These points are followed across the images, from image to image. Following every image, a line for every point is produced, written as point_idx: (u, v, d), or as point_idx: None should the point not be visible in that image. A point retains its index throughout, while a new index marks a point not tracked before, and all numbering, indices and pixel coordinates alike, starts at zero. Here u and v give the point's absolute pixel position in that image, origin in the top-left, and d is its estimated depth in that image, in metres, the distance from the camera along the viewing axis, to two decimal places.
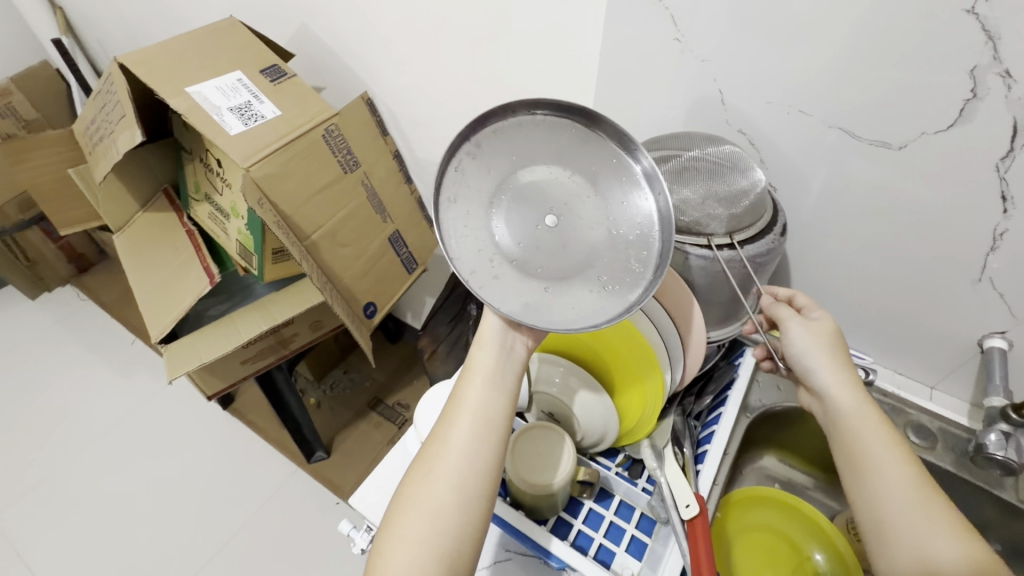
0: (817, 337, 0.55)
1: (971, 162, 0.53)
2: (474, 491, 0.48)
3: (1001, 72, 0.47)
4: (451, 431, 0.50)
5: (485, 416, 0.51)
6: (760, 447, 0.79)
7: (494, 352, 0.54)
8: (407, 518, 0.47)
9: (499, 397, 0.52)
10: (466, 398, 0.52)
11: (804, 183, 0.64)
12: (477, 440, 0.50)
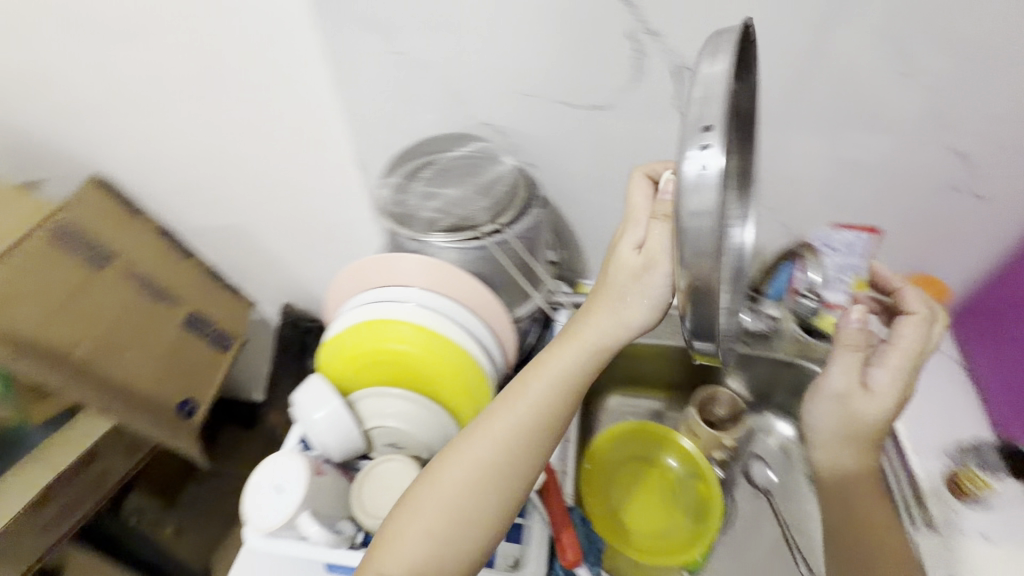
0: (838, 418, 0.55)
1: (661, 105, 0.64)
2: (496, 493, 0.50)
3: (650, 31, 0.58)
4: (492, 425, 0.51)
5: (529, 425, 0.51)
6: (607, 392, 0.87)
7: (563, 365, 0.51)
8: (414, 501, 0.50)
9: (540, 410, 0.51)
10: (521, 396, 0.51)
11: (553, 154, 0.71)
12: (510, 443, 0.50)
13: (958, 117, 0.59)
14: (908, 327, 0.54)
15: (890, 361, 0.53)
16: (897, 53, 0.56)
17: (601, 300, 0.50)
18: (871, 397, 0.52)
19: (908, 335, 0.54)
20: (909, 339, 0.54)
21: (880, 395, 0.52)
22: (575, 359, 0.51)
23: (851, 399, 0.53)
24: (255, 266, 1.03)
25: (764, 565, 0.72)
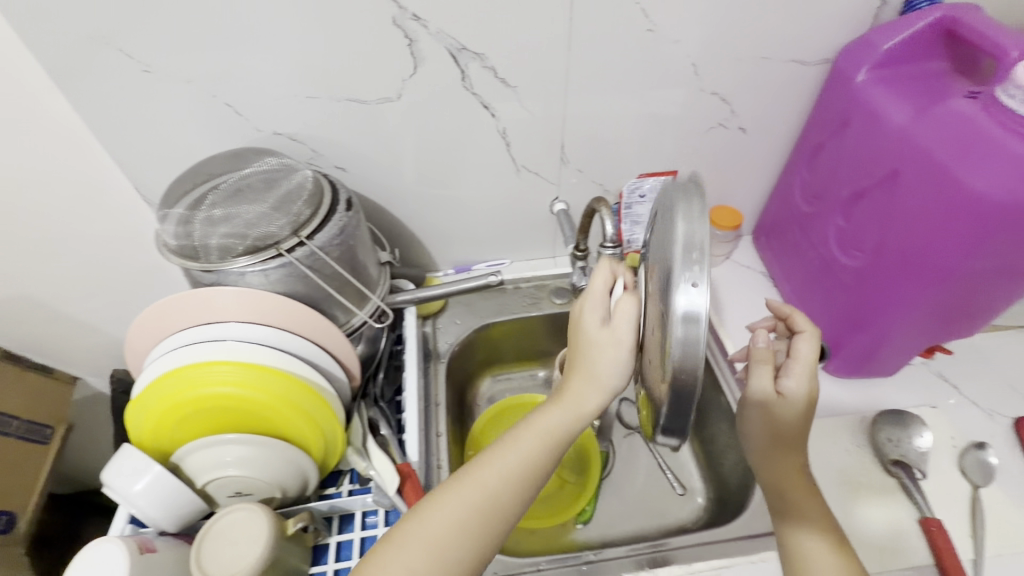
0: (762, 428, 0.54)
1: (448, 88, 0.65)
2: (472, 540, 0.47)
3: (412, 17, 0.57)
4: (484, 468, 0.50)
5: (518, 474, 0.50)
6: (478, 377, 0.88)
7: (563, 418, 0.51)
8: (402, 543, 0.46)
9: (535, 465, 0.50)
10: (518, 443, 0.50)
11: (359, 153, 0.70)
12: (502, 486, 0.49)
13: (706, 62, 0.67)
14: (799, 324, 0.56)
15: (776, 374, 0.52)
16: (641, 12, 0.61)
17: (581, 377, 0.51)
18: (785, 400, 0.51)
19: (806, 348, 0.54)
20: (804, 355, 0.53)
21: (793, 399, 0.51)
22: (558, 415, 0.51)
23: (771, 404, 0.52)
24: (57, 337, 0.88)
25: (645, 495, 0.78)
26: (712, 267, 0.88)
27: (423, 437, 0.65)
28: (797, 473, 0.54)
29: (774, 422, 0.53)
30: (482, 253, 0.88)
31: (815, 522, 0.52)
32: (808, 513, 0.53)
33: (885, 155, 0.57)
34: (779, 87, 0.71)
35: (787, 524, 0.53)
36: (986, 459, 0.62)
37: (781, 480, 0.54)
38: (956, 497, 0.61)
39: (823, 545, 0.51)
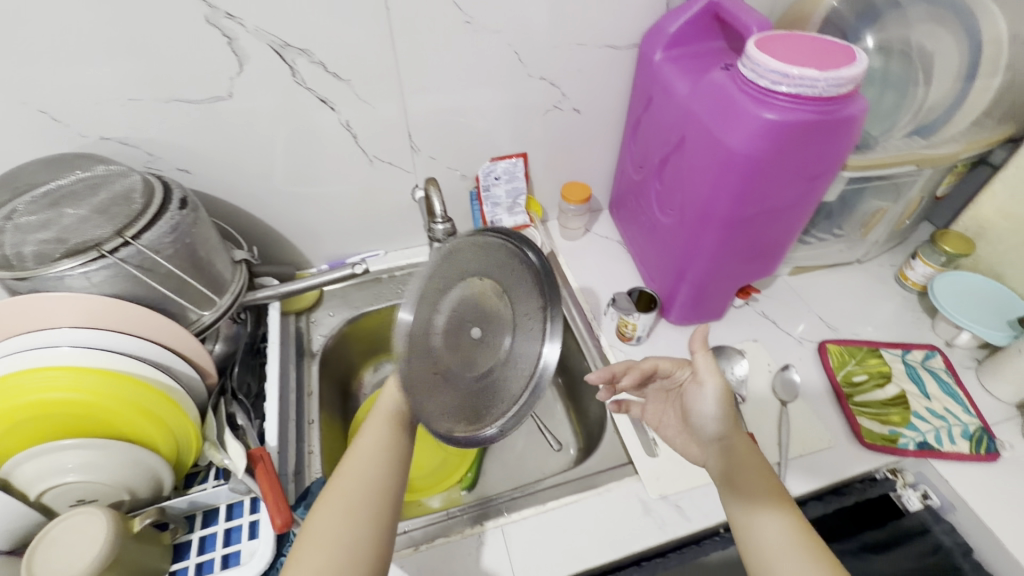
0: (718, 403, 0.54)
1: (280, 84, 0.67)
2: (377, 495, 0.52)
3: (226, 15, 0.59)
4: (360, 442, 0.56)
5: (387, 440, 0.56)
6: (360, 367, 0.91)
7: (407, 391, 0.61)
8: (310, 546, 0.48)
9: (389, 436, 0.56)
10: (373, 425, 0.57)
11: (201, 154, 0.70)
12: (373, 467, 0.54)
13: (528, 50, 0.73)
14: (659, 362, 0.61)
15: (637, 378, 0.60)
16: (454, 5, 0.66)
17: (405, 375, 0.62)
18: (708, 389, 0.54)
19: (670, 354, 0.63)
20: (677, 364, 0.60)
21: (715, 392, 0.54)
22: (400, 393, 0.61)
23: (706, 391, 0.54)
24: None
25: (526, 455, 0.83)
26: (574, 240, 0.96)
27: (286, 424, 0.67)
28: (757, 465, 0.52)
29: (712, 406, 0.56)
30: (353, 247, 0.90)
31: (768, 513, 0.49)
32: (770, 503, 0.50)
33: (678, 122, 0.65)
34: (599, 70, 0.78)
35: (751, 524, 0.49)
36: (790, 378, 0.74)
37: (749, 488, 0.51)
38: (767, 413, 0.70)
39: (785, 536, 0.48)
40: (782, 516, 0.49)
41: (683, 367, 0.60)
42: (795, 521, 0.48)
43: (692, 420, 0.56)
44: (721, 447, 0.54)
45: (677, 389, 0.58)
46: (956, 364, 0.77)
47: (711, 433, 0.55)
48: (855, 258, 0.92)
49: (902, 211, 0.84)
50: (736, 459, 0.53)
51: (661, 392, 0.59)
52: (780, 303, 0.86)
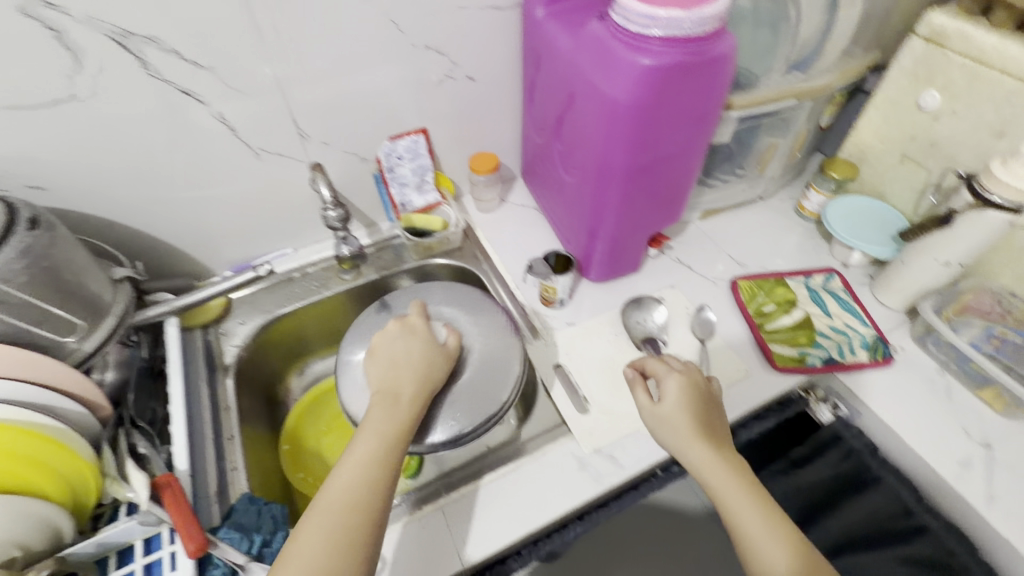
0: (679, 411, 0.57)
1: (132, 78, 0.60)
2: (357, 521, 0.49)
3: (44, 4, 0.52)
4: (338, 470, 0.53)
5: (367, 461, 0.53)
6: (286, 373, 0.87)
7: (382, 411, 0.57)
8: (292, 565, 0.46)
9: (379, 456, 0.54)
10: (361, 443, 0.54)
11: (53, 166, 0.62)
12: (365, 477, 0.52)
13: (406, 17, 0.69)
14: (655, 363, 0.62)
15: (646, 404, 0.59)
16: None
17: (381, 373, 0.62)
18: (658, 405, 0.58)
19: (672, 361, 0.63)
20: (672, 389, 0.58)
21: (666, 401, 0.58)
22: (399, 403, 0.58)
23: (653, 410, 0.58)
24: None
25: None
26: (489, 213, 0.94)
27: (202, 443, 0.64)
28: (751, 491, 0.52)
29: (707, 430, 0.56)
30: (257, 248, 0.85)
31: (759, 527, 0.50)
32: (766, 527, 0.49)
33: (566, 79, 0.65)
34: (486, 33, 0.76)
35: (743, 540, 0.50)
36: (706, 318, 0.77)
37: (736, 506, 0.51)
38: (688, 354, 0.73)
39: (778, 548, 0.48)
40: (781, 540, 0.48)
41: (679, 392, 0.58)
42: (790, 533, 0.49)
43: (691, 449, 0.55)
44: (705, 464, 0.54)
45: (670, 416, 0.57)
46: (853, 282, 0.83)
47: (690, 456, 0.55)
48: (760, 195, 0.96)
49: (790, 145, 0.87)
50: (720, 477, 0.53)
51: (655, 418, 0.58)
52: (693, 248, 0.89)
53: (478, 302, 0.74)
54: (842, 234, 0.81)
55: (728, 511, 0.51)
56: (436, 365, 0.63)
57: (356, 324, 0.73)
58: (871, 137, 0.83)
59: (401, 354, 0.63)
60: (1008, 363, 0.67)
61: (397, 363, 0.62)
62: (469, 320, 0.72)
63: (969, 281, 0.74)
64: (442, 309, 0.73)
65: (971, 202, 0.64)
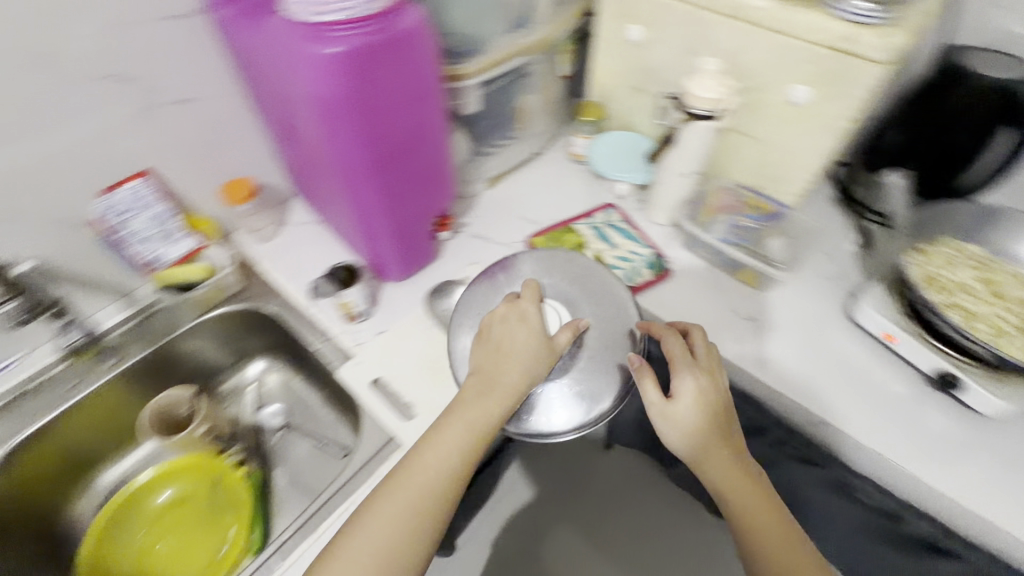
0: (698, 402, 0.56)
1: None
2: (420, 517, 0.53)
3: None
4: (411, 460, 0.56)
5: (446, 457, 0.55)
6: (66, 493, 0.76)
7: (490, 400, 0.56)
8: (341, 562, 0.51)
9: (461, 451, 0.55)
10: (450, 430, 0.55)
11: None
12: (434, 477, 0.54)
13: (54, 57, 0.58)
14: (673, 343, 0.60)
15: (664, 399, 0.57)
16: None
17: (501, 362, 0.57)
18: (676, 403, 0.56)
19: (698, 346, 0.61)
20: (688, 388, 0.57)
21: (682, 401, 0.56)
22: (495, 389, 0.56)
23: (665, 408, 0.56)
24: None
25: (306, 478, 0.78)
26: (272, 241, 0.85)
27: None
28: (745, 475, 0.57)
29: (726, 436, 0.57)
30: None
31: (769, 531, 0.54)
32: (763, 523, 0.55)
33: (278, 95, 0.61)
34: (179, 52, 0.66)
35: (751, 540, 0.55)
36: None
37: (754, 514, 0.55)
38: None
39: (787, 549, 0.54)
40: (785, 535, 0.54)
41: (694, 392, 0.56)
42: (790, 529, 0.55)
43: (709, 459, 0.56)
44: (725, 475, 0.56)
45: (685, 416, 0.56)
46: (628, 211, 0.90)
47: (708, 469, 0.56)
48: (538, 149, 0.99)
49: (538, 100, 0.90)
50: (739, 484, 0.56)
51: (666, 417, 0.56)
52: (488, 219, 0.90)
53: (582, 276, 0.65)
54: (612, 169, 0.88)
55: (730, 503, 0.56)
56: (538, 361, 0.57)
57: (473, 284, 0.67)
58: (607, 76, 0.89)
59: (511, 341, 0.58)
60: (748, 247, 0.77)
61: (500, 348, 0.58)
62: (586, 305, 0.63)
63: (708, 184, 0.84)
64: (540, 277, 0.66)
65: (684, 117, 0.72)
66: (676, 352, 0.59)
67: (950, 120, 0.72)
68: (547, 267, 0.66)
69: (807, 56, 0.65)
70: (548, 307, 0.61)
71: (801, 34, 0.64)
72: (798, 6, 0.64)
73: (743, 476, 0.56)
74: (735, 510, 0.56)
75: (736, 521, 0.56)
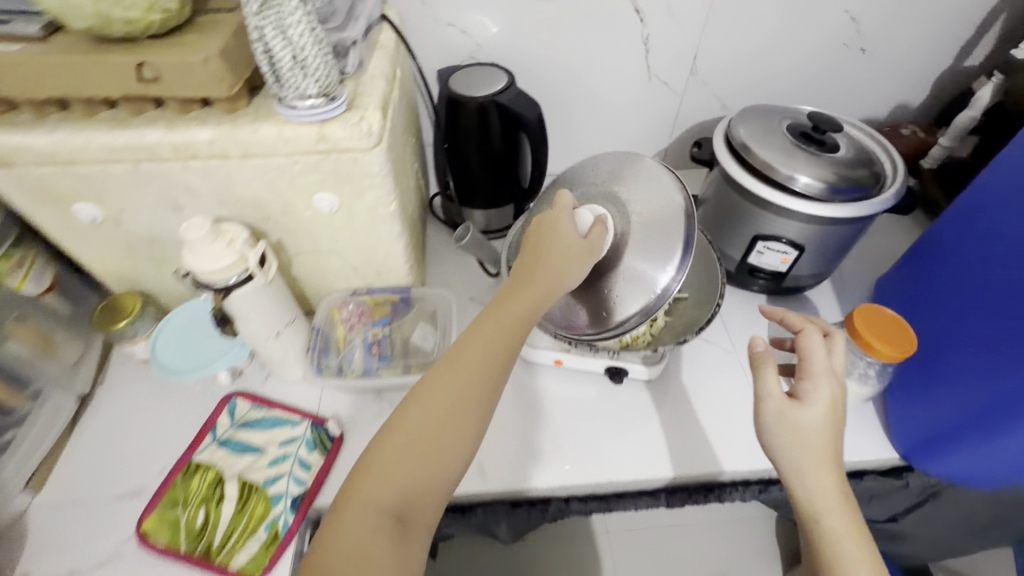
0: (830, 407, 0.53)
1: None
2: (436, 460, 0.42)
3: None
4: (430, 388, 0.44)
5: (475, 375, 0.45)
6: None
7: (526, 304, 0.47)
8: (373, 472, 0.42)
9: (495, 357, 0.45)
10: (477, 338, 0.46)
11: None
12: (468, 374, 0.44)
13: None
14: (812, 351, 0.55)
15: (787, 406, 0.53)
16: None
17: (534, 274, 0.49)
18: (803, 405, 0.53)
19: (833, 357, 0.56)
20: (822, 397, 0.53)
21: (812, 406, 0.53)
22: (525, 298, 0.48)
23: (791, 412, 0.53)
24: None
25: None
26: None
27: None
28: (838, 492, 0.51)
29: (836, 454, 0.53)
30: None
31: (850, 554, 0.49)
32: (850, 543, 0.49)
33: None
34: None
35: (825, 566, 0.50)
36: None
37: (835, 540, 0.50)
38: None
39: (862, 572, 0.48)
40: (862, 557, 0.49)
41: (827, 406, 0.53)
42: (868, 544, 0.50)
43: (804, 462, 0.52)
44: (828, 489, 0.51)
45: (807, 427, 0.53)
46: (255, 388, 0.69)
47: (809, 482, 0.51)
48: (89, 385, 0.68)
49: (22, 346, 0.59)
50: (821, 503, 0.51)
51: (782, 419, 0.53)
52: (59, 542, 0.57)
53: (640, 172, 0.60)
54: (201, 369, 0.64)
55: (818, 512, 0.51)
56: (572, 255, 0.50)
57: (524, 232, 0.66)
58: (107, 262, 0.63)
59: (546, 240, 0.51)
60: (397, 360, 0.68)
61: (535, 254, 0.50)
62: (628, 201, 0.58)
63: (318, 310, 0.70)
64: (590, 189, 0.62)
65: (210, 296, 0.54)
66: (806, 330, 0.58)
67: (481, 143, 0.73)
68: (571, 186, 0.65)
69: (296, 167, 0.53)
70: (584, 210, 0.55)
71: (271, 148, 0.51)
72: (243, 121, 0.51)
73: (833, 493, 0.51)
74: (818, 521, 0.51)
75: (809, 527, 0.52)
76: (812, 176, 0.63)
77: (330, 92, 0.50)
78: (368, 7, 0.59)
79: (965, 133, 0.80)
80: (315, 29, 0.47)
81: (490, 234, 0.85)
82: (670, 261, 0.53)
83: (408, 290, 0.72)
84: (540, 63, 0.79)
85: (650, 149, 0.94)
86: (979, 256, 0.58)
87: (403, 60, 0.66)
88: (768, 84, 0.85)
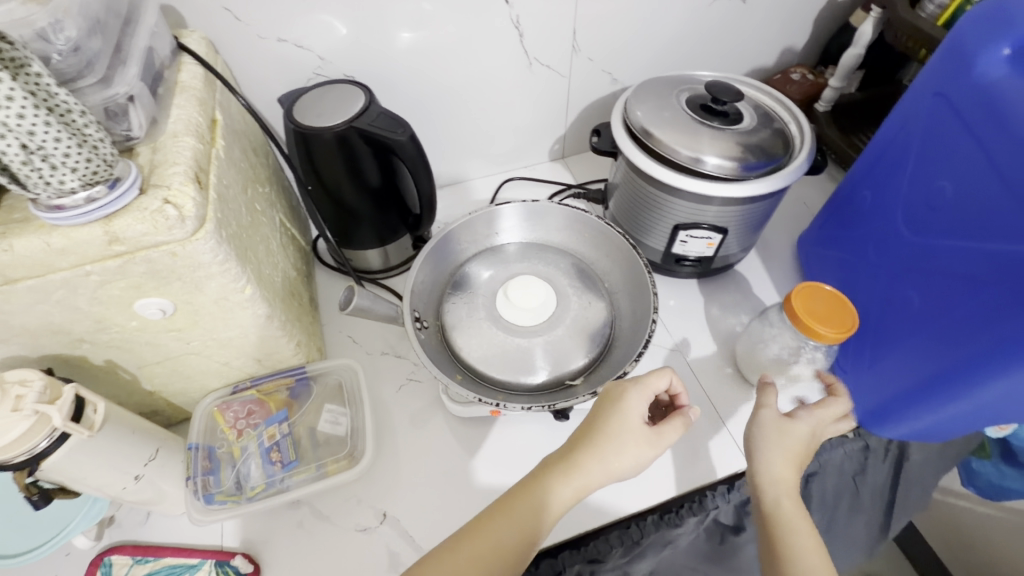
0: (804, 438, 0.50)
1: None
2: None
3: None
4: (463, 542, 0.41)
5: (506, 541, 0.41)
6: None
7: (578, 478, 0.44)
8: None
9: (526, 531, 0.42)
10: (517, 505, 0.43)
11: None
12: (503, 545, 0.41)
13: None
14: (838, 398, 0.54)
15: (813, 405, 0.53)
16: None
17: (596, 450, 0.45)
18: (793, 419, 0.50)
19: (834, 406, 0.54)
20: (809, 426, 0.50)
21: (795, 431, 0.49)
22: (575, 474, 0.44)
23: (780, 426, 0.49)
24: None
25: None
26: None
27: None
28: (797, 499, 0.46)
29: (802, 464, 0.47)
30: None
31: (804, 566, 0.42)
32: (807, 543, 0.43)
33: None
34: None
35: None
36: None
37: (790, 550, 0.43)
38: None
39: None
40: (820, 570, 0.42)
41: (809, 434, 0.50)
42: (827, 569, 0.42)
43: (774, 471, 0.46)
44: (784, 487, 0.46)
45: (793, 436, 0.49)
46: (133, 535, 0.54)
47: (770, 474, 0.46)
48: None
49: None
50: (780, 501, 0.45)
51: (772, 425, 0.49)
52: None
53: (564, 252, 0.69)
54: (52, 542, 0.49)
55: (778, 510, 0.45)
56: (623, 441, 0.45)
57: (421, 273, 0.63)
58: None
59: (610, 416, 0.46)
60: (306, 461, 0.56)
61: (592, 426, 0.46)
62: (564, 278, 0.66)
63: (193, 422, 0.56)
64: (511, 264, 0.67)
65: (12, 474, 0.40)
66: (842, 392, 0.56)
67: (349, 177, 0.60)
68: (500, 260, 0.68)
69: (93, 278, 0.39)
70: (539, 285, 0.63)
71: (43, 264, 0.37)
72: None
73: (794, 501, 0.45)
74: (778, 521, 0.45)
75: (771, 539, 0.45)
76: (720, 156, 0.57)
77: (105, 175, 0.36)
78: (146, 41, 0.44)
79: (852, 71, 0.78)
80: (45, 100, 0.33)
81: (392, 271, 0.75)
82: (569, 364, 0.59)
83: (304, 369, 0.59)
84: (401, 68, 0.67)
85: (547, 137, 0.85)
86: (901, 214, 0.56)
87: (222, 98, 0.52)
88: (655, 49, 0.78)
